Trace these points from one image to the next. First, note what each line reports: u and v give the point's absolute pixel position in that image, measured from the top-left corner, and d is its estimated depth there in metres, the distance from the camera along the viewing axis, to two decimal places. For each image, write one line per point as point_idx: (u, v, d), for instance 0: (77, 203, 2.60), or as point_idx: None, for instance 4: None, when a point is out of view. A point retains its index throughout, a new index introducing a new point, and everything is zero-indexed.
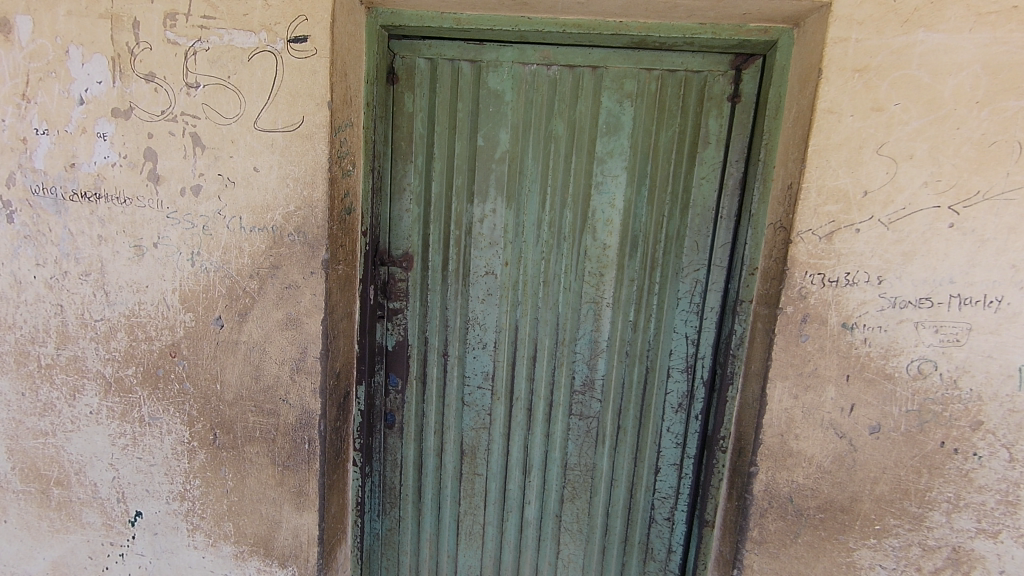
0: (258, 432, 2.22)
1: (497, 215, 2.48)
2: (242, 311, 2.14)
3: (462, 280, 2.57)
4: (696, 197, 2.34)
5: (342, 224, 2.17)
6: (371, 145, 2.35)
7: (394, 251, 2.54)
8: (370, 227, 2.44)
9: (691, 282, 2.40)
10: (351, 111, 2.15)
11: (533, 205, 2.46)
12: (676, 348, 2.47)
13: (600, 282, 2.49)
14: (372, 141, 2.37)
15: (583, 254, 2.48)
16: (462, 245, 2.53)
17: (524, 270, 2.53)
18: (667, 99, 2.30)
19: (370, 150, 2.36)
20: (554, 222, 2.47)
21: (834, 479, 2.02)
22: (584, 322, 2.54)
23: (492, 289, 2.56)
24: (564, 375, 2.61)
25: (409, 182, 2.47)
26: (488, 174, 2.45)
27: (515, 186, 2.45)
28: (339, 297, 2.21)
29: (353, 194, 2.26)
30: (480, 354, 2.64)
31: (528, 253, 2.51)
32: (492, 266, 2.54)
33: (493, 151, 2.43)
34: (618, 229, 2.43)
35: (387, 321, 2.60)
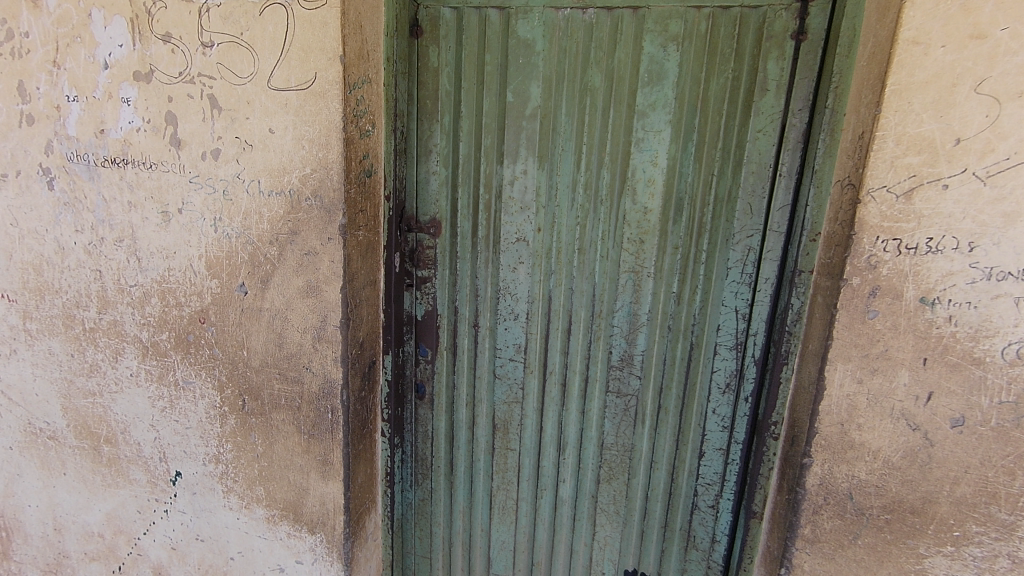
0: (283, 400, 2.21)
1: (528, 178, 2.31)
2: (264, 278, 2.10)
3: (492, 247, 2.43)
4: (750, 153, 2.06)
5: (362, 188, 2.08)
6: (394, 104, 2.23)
7: (422, 217, 2.43)
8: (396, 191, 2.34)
9: (742, 250, 2.14)
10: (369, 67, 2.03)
11: (566, 165, 2.27)
12: (725, 323, 2.23)
13: (641, 250, 2.27)
14: (394, 99, 2.24)
15: (622, 219, 2.26)
16: (492, 210, 2.38)
17: (557, 236, 2.35)
18: (718, 41, 2.02)
19: (391, 109, 2.24)
20: (590, 185, 2.27)
21: (905, 477, 1.75)
22: (622, 293, 2.35)
23: (524, 257, 2.41)
24: (600, 350, 2.44)
25: (435, 144, 2.34)
26: (518, 133, 2.27)
27: (548, 145, 2.26)
28: (361, 264, 2.13)
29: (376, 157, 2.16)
30: (512, 325, 2.51)
31: (561, 218, 2.33)
32: (524, 233, 2.38)
33: (523, 107, 2.24)
34: (661, 191, 2.20)
35: (416, 289, 2.51)
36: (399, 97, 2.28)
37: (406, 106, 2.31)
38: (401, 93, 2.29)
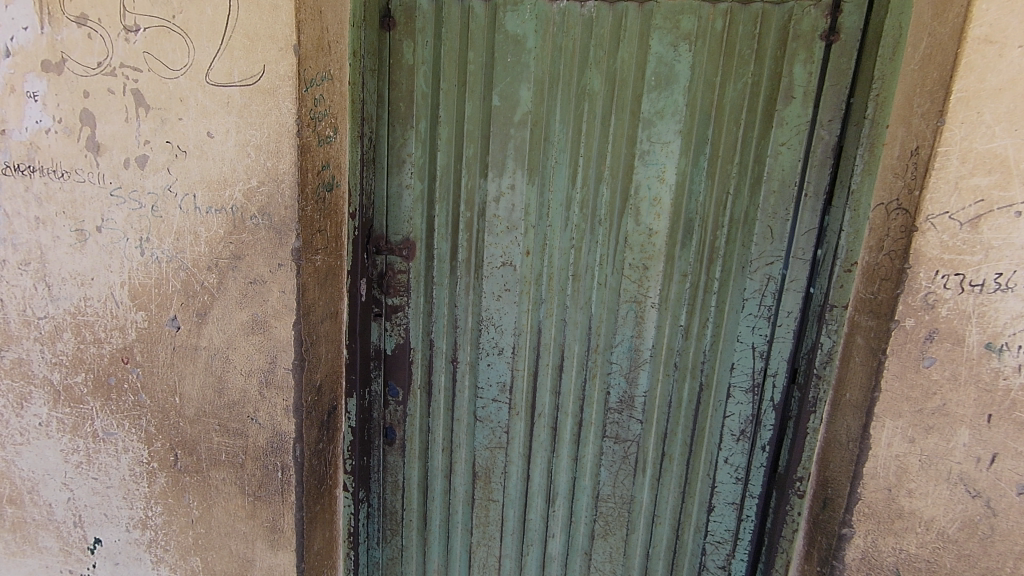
0: (224, 455, 1.86)
1: (516, 194, 2.02)
2: (201, 311, 1.76)
3: (474, 271, 2.12)
4: (771, 168, 1.81)
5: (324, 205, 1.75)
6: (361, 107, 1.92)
7: (393, 237, 2.11)
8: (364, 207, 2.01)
9: (761, 279, 1.87)
10: (331, 60, 1.70)
11: (560, 180, 1.98)
12: (740, 362, 1.96)
13: (644, 278, 2.00)
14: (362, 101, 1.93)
15: (623, 241, 1.98)
16: (474, 230, 2.08)
17: (549, 261, 2.06)
18: (736, 40, 1.76)
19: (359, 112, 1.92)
20: (587, 202, 1.98)
21: (960, 552, 1.49)
22: (623, 326, 2.06)
23: (510, 285, 2.11)
24: (596, 390, 2.15)
25: (410, 153, 2.03)
26: (505, 142, 1.98)
27: (539, 157, 1.98)
28: (322, 295, 1.80)
29: (340, 168, 1.84)
30: (496, 361, 2.21)
31: (554, 239, 2.04)
32: (511, 256, 2.08)
33: (511, 112, 1.95)
34: (668, 211, 1.93)
35: (386, 319, 2.19)
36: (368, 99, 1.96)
37: (376, 109, 1.99)
38: (370, 94, 1.98)
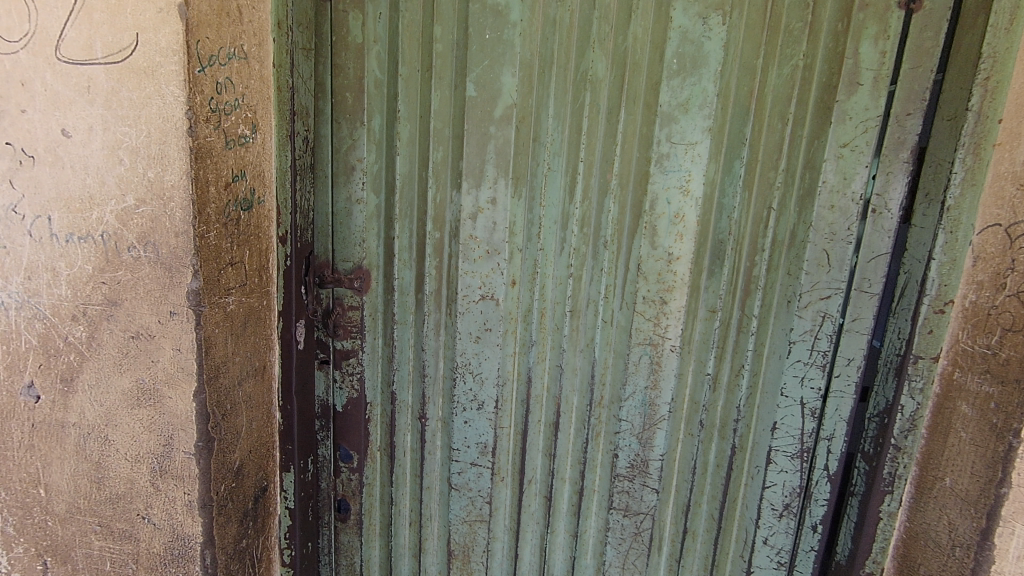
0: (109, 564, 1.38)
1: (497, 210, 1.58)
2: (68, 376, 1.28)
3: (447, 307, 1.69)
4: (828, 178, 1.40)
5: (234, 228, 1.28)
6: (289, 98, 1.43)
7: (340, 264, 1.66)
8: (302, 230, 1.56)
9: (812, 318, 1.47)
10: (245, 30, 1.23)
11: (554, 193, 1.56)
12: (785, 421, 1.55)
13: (661, 315, 1.58)
14: (293, 89, 1.46)
15: (635, 270, 1.57)
16: (447, 255, 1.65)
17: (541, 293, 1.65)
18: (784, 10, 1.35)
19: (287, 104, 1.44)
20: (589, 220, 1.57)
21: None
22: (634, 374, 1.64)
23: (492, 323, 1.68)
24: (600, 452, 1.74)
25: (360, 158, 1.58)
26: (483, 144, 1.54)
27: (527, 163, 1.54)
28: (240, 351, 1.34)
29: (265, 179, 1.38)
30: (475, 417, 1.77)
31: (547, 267, 1.62)
32: (492, 288, 1.65)
33: (490, 105, 1.51)
34: (693, 231, 1.51)
35: (334, 367, 1.74)
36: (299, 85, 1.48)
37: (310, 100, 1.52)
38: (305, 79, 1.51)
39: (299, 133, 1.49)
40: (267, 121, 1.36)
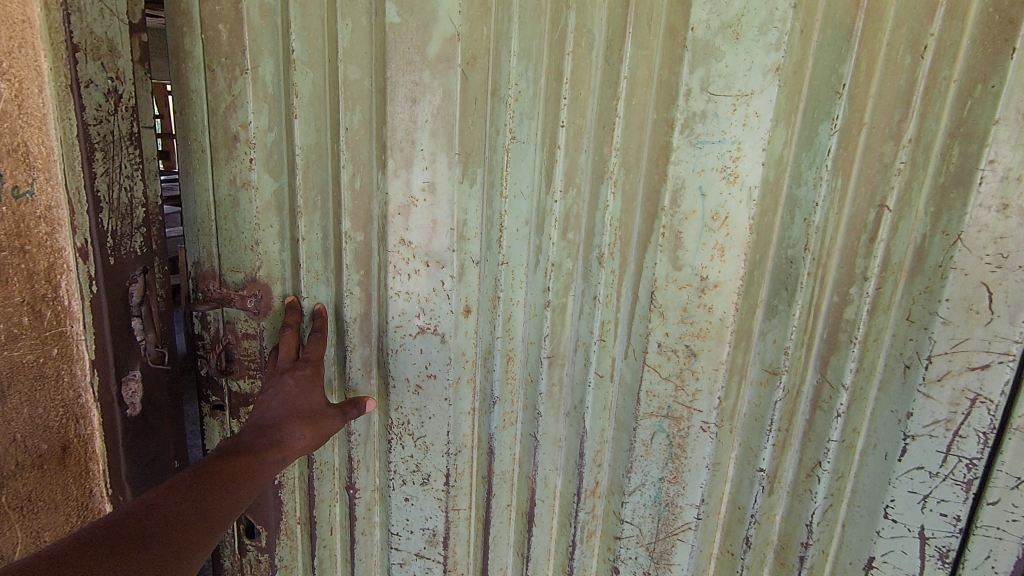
0: None
1: (438, 203, 1.04)
2: None
3: (379, 340, 1.18)
4: (1000, 155, 0.77)
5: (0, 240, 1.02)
6: (63, 26, 0.92)
7: (225, 276, 1.18)
8: (126, 237, 1.05)
9: (951, 400, 0.86)
10: None
11: (524, 177, 1.02)
12: (892, 559, 0.97)
13: (686, 373, 1.00)
14: (74, 9, 0.92)
15: (650, 301, 0.99)
16: (375, 267, 1.14)
17: (506, 326, 1.11)
18: None
19: (62, 34, 0.92)
20: (578, 220, 1.02)
21: None
22: (644, 459, 1.08)
23: (438, 368, 1.14)
24: (596, 560, 1.20)
25: (244, 123, 1.07)
26: (413, 101, 0.99)
27: (482, 131, 1.00)
28: (32, 397, 1.11)
29: (40, 157, 0.99)
30: (420, 496, 1.25)
31: (516, 289, 1.08)
32: (436, 318, 1.11)
33: (422, 39, 0.96)
34: (743, 243, 0.91)
35: (231, 407, 1.26)
36: (82, 4, 0.93)
37: (106, 30, 0.96)
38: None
39: (99, 84, 0.97)
40: (31, 65, 0.94)
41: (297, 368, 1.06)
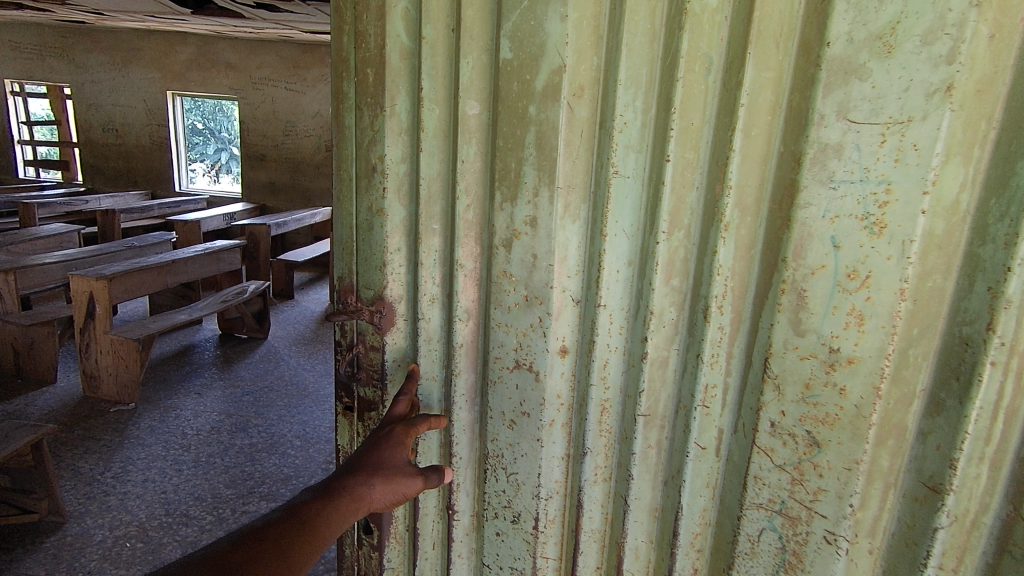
0: None
1: (539, 237, 0.95)
2: None
3: (475, 368, 1.11)
4: None
5: None
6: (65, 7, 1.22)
7: (361, 294, 1.12)
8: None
9: None
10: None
11: (626, 215, 0.90)
12: None
13: (807, 466, 0.80)
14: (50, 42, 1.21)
15: (767, 370, 0.81)
16: (483, 297, 1.06)
17: (602, 376, 0.99)
18: None
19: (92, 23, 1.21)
20: (684, 265, 0.88)
21: None
22: (751, 559, 0.89)
23: (532, 406, 1.05)
24: None
25: (381, 156, 1.03)
26: (517, 132, 0.92)
27: (587, 164, 0.91)
28: None
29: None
30: (509, 534, 1.18)
31: (611, 335, 0.97)
32: (530, 356, 1.02)
33: (529, 69, 0.89)
34: (893, 314, 0.71)
35: (361, 413, 1.21)
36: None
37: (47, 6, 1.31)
38: None
39: None
40: None
41: (389, 425, 1.04)
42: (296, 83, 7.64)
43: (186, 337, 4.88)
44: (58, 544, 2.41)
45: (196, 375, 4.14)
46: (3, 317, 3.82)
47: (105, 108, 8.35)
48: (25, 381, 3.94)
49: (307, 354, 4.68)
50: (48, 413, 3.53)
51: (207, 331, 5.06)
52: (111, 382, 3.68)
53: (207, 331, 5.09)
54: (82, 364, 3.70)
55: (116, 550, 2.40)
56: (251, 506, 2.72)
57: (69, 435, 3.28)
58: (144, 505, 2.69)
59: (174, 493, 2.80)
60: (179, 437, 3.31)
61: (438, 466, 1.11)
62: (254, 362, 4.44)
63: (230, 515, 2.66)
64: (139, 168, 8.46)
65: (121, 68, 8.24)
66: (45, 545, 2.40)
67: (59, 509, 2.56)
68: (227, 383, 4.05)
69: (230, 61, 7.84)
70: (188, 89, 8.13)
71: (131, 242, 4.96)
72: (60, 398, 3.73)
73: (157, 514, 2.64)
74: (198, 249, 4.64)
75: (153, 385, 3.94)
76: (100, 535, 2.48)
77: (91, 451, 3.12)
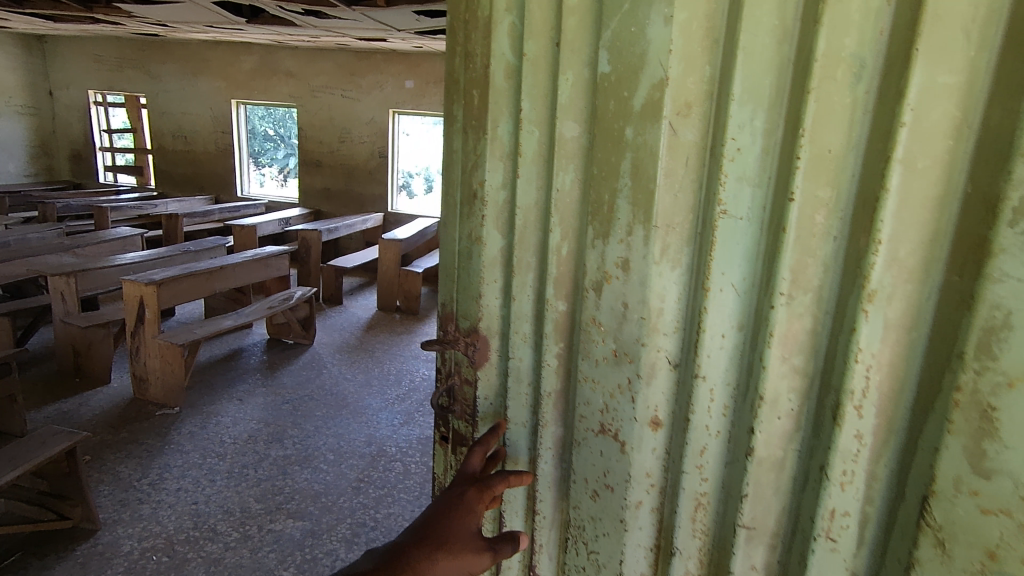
0: None
1: (632, 289, 0.71)
2: None
3: (564, 416, 0.84)
4: None
5: None
6: None
7: (459, 321, 0.92)
8: None
9: None
10: None
11: (736, 265, 0.65)
12: None
13: None
14: None
15: (918, 512, 0.56)
16: (575, 351, 0.80)
17: (696, 463, 0.73)
18: None
19: None
20: (811, 341, 0.63)
21: None
22: None
23: (617, 481, 0.78)
24: None
25: (482, 182, 0.83)
26: (623, 157, 0.69)
27: (692, 200, 0.67)
28: None
29: None
30: None
31: (710, 417, 0.70)
32: (615, 421, 0.76)
33: (629, 84, 0.67)
34: None
35: (453, 456, 0.99)
36: None
37: None
38: None
39: None
40: None
41: (459, 488, 0.82)
42: (353, 91, 7.17)
43: (235, 341, 4.87)
44: (86, 553, 2.45)
45: (240, 380, 4.15)
46: (67, 318, 3.92)
47: (165, 114, 8.00)
48: (81, 380, 3.96)
49: (347, 363, 4.61)
50: (98, 415, 3.54)
51: (256, 335, 5.00)
52: (158, 385, 3.68)
53: (255, 334, 5.04)
54: (134, 366, 3.70)
55: (142, 563, 2.42)
56: (277, 526, 2.72)
57: (112, 437, 3.33)
58: (173, 516, 2.71)
59: (204, 505, 2.82)
60: (218, 444, 3.35)
61: (514, 533, 0.85)
62: (298, 369, 4.42)
63: (256, 533, 2.65)
64: (204, 172, 8.02)
65: (191, 76, 7.79)
66: (75, 554, 2.44)
67: (92, 517, 2.59)
68: (270, 390, 4.05)
69: (277, 64, 7.37)
70: (243, 92, 7.62)
71: (186, 246, 4.88)
72: (111, 398, 3.74)
73: (186, 527, 2.65)
74: (246, 254, 4.55)
75: (199, 389, 3.97)
76: (129, 546, 2.51)
77: (131, 455, 3.17)
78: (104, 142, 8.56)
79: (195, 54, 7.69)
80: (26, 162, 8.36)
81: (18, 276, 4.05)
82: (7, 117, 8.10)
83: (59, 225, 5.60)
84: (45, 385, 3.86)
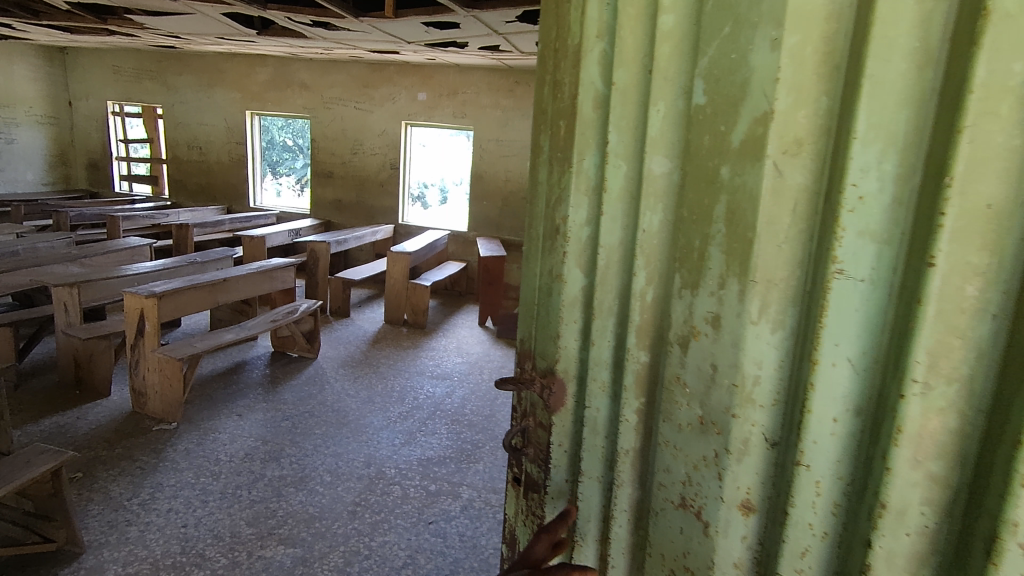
0: None
1: (722, 349, 0.62)
2: None
3: (640, 479, 0.73)
4: None
5: None
6: None
7: (536, 361, 0.84)
8: None
9: None
10: None
11: (851, 337, 0.53)
12: None
13: None
14: None
15: None
16: (652, 410, 0.70)
17: (794, 566, 0.59)
18: None
19: None
20: (953, 445, 0.49)
21: None
22: None
23: (699, 565, 0.67)
24: None
25: (564, 217, 0.76)
26: (717, 201, 0.61)
27: (797, 252, 0.56)
28: None
29: None
30: None
31: (810, 514, 0.58)
32: (698, 497, 0.66)
33: (726, 116, 0.59)
34: None
35: (522, 505, 0.90)
36: None
37: None
38: None
39: None
40: None
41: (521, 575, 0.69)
42: (366, 103, 7.11)
43: (239, 354, 4.77)
44: None
45: (242, 395, 4.03)
46: (69, 329, 3.81)
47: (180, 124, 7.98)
48: (81, 392, 3.86)
49: (351, 378, 4.48)
50: (95, 430, 3.43)
51: (260, 348, 4.90)
52: (157, 399, 3.57)
53: (260, 347, 4.94)
54: (133, 380, 3.61)
55: None
56: (268, 552, 2.58)
57: (107, 453, 3.22)
58: (160, 540, 2.59)
59: (194, 528, 2.69)
60: (212, 462, 3.22)
61: None
62: (300, 384, 4.29)
63: (245, 560, 2.52)
64: (218, 183, 7.97)
65: (206, 87, 7.76)
66: None
67: (76, 540, 2.48)
68: (271, 406, 3.92)
69: (291, 75, 7.33)
70: (258, 103, 7.57)
71: (193, 257, 4.80)
72: (110, 412, 3.63)
73: (173, 552, 2.53)
74: (251, 266, 4.45)
75: (200, 403, 3.86)
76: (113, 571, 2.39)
77: (124, 472, 3.06)
78: (120, 152, 8.54)
79: (211, 65, 7.67)
80: (43, 171, 8.35)
81: (24, 286, 3.96)
82: (27, 127, 8.10)
83: (70, 234, 5.53)
84: (44, 397, 3.75)
